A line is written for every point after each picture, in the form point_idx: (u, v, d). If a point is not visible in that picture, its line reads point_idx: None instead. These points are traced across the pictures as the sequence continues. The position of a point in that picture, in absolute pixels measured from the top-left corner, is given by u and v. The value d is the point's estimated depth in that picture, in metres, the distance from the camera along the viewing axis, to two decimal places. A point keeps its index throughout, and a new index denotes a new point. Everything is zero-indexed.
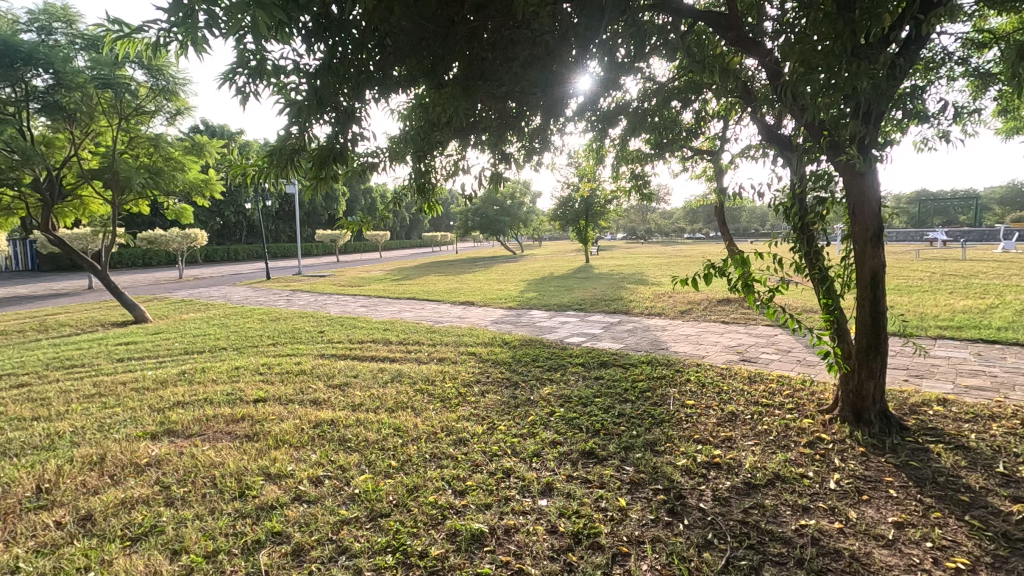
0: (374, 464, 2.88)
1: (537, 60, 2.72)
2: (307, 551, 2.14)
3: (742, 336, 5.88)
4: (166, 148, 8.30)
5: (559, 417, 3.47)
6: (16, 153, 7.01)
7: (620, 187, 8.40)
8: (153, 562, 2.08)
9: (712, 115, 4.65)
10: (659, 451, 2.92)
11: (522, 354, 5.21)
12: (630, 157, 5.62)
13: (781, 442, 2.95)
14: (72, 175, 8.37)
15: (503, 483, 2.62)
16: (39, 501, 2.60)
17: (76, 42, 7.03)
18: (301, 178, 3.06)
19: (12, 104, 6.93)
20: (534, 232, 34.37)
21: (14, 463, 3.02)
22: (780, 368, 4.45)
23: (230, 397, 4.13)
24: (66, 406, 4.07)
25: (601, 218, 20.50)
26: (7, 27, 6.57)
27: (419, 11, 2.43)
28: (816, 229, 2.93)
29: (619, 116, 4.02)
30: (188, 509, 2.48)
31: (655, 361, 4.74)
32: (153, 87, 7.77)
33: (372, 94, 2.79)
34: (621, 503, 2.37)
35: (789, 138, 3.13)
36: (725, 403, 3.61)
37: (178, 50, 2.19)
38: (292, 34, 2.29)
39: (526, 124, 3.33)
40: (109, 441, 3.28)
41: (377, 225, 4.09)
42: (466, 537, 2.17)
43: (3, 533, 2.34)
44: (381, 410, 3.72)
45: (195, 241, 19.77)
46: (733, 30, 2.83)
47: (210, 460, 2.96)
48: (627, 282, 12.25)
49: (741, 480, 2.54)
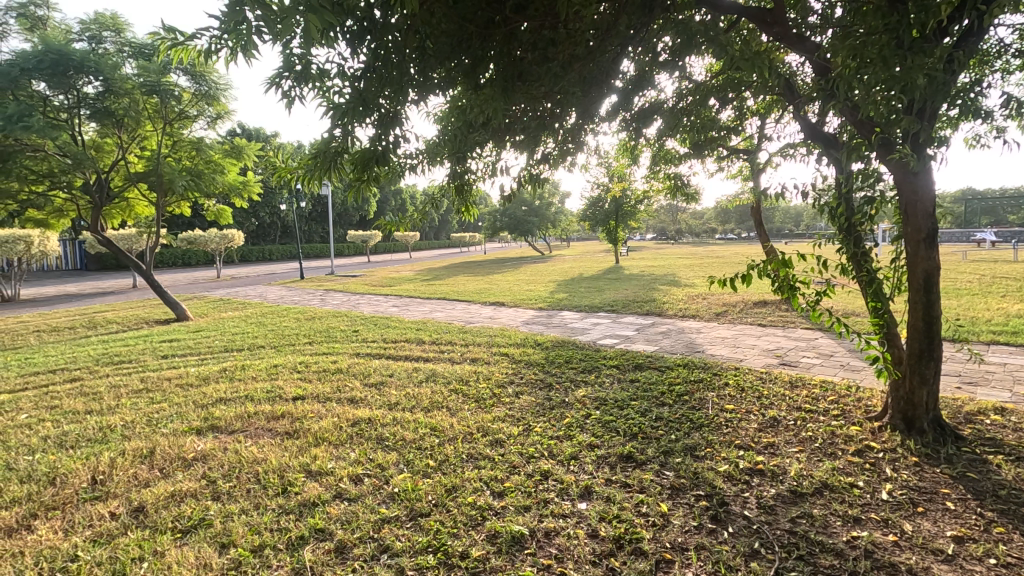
0: (413, 463, 2.90)
1: (576, 59, 2.73)
2: (349, 549, 2.16)
3: (780, 339, 5.73)
4: (208, 151, 8.56)
5: (595, 420, 3.44)
6: (68, 157, 7.32)
7: (653, 187, 8.32)
8: (203, 555, 2.13)
9: (751, 114, 4.56)
10: (699, 456, 2.86)
11: (555, 356, 5.18)
12: (664, 158, 5.55)
13: (827, 449, 2.86)
14: (120, 178, 8.71)
15: (542, 486, 2.61)
16: (94, 492, 2.70)
17: (125, 50, 7.33)
18: (342, 180, 3.12)
19: (65, 111, 7.26)
20: (563, 232, 34.26)
21: (70, 455, 3.15)
22: (822, 373, 4.34)
23: (270, 394, 4.23)
24: (116, 401, 4.23)
25: (633, 219, 20.29)
26: (61, 36, 6.88)
27: (459, 11, 2.42)
28: (865, 229, 2.83)
29: (655, 115, 3.99)
30: (234, 503, 2.54)
31: (691, 364, 4.66)
32: (196, 92, 8.02)
33: (412, 97, 2.83)
34: (663, 508, 2.33)
35: (835, 135, 3.02)
36: (767, 408, 3.52)
37: (228, 56, 2.25)
38: (337, 37, 2.34)
39: (562, 125, 3.32)
40: (157, 436, 3.40)
41: (414, 225, 4.14)
42: (506, 539, 2.17)
43: (62, 522, 2.44)
44: (417, 410, 3.75)
45: (233, 241, 20.36)
46: (779, 26, 2.70)
47: (253, 456, 3.03)
48: (659, 283, 12.09)
49: (787, 488, 2.47)
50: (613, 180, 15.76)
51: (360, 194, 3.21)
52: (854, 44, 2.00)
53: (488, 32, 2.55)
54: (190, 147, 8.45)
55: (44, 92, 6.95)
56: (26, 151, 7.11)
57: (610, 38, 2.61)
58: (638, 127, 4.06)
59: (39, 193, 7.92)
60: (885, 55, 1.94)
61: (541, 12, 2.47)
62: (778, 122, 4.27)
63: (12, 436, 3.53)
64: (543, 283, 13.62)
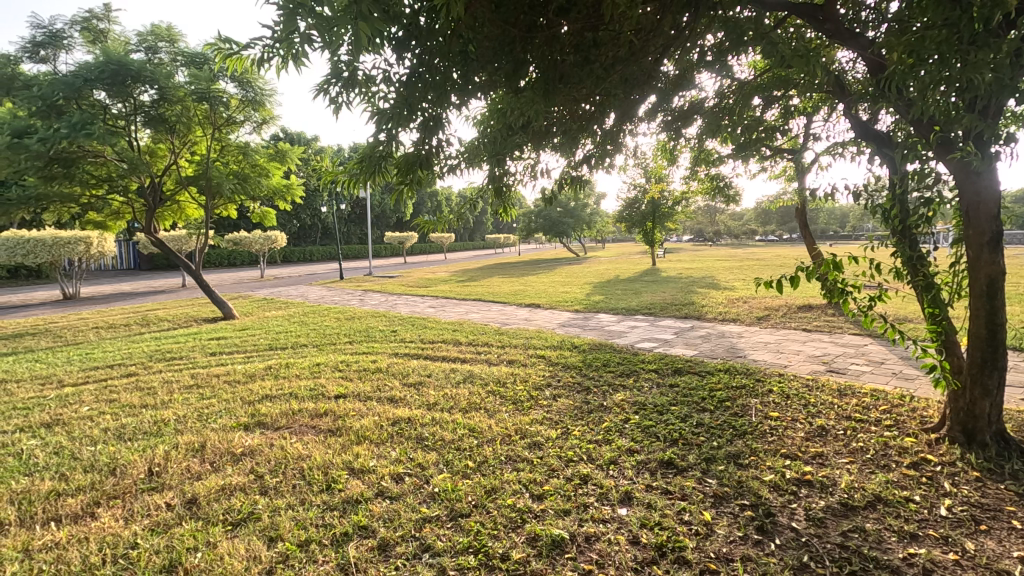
0: (452, 463, 2.93)
1: (619, 61, 2.71)
2: (392, 547, 2.20)
3: (827, 345, 5.54)
4: (254, 155, 8.86)
5: (635, 424, 3.40)
6: (125, 162, 7.69)
7: (693, 188, 8.18)
8: (253, 548, 2.20)
9: (797, 112, 4.43)
10: (743, 464, 2.79)
11: (593, 359, 5.15)
12: (704, 159, 5.43)
13: (881, 461, 2.75)
14: (172, 182, 9.09)
15: (581, 490, 2.59)
16: (151, 482, 2.83)
17: (178, 59, 7.69)
18: (386, 183, 3.21)
19: (123, 118, 7.64)
20: (599, 234, 34.00)
21: (129, 446, 3.31)
22: (873, 381, 4.17)
23: (313, 392, 4.34)
24: (169, 396, 4.41)
25: (671, 220, 19.96)
26: (121, 48, 7.28)
27: (502, 16, 2.40)
28: (922, 233, 2.69)
29: (695, 115, 3.92)
30: (281, 498, 2.62)
31: (733, 370, 4.55)
32: (243, 98, 8.28)
33: (454, 101, 2.86)
34: (706, 517, 2.29)
35: (889, 134, 2.88)
36: (814, 417, 3.40)
37: (279, 65, 2.34)
38: (382, 45, 2.40)
39: (601, 126, 3.31)
40: (208, 430, 3.53)
41: (452, 225, 4.19)
42: (546, 542, 2.16)
43: (122, 511, 2.56)
44: (456, 410, 3.79)
45: (276, 242, 20.98)
46: (831, 22, 2.54)
47: (299, 452, 3.12)
48: (698, 286, 11.85)
49: (837, 500, 2.38)
50: (651, 180, 15.47)
51: (402, 196, 3.28)
52: (910, 39, 1.92)
53: (531, 35, 2.53)
54: (238, 152, 8.79)
55: (104, 101, 7.36)
56: (88, 157, 7.52)
57: (653, 39, 2.57)
58: (678, 126, 4.01)
59: (98, 197, 8.35)
60: (942, 51, 1.85)
61: (584, 14, 2.44)
62: (826, 120, 4.13)
63: (76, 427, 3.73)
64: (578, 284, 13.54)
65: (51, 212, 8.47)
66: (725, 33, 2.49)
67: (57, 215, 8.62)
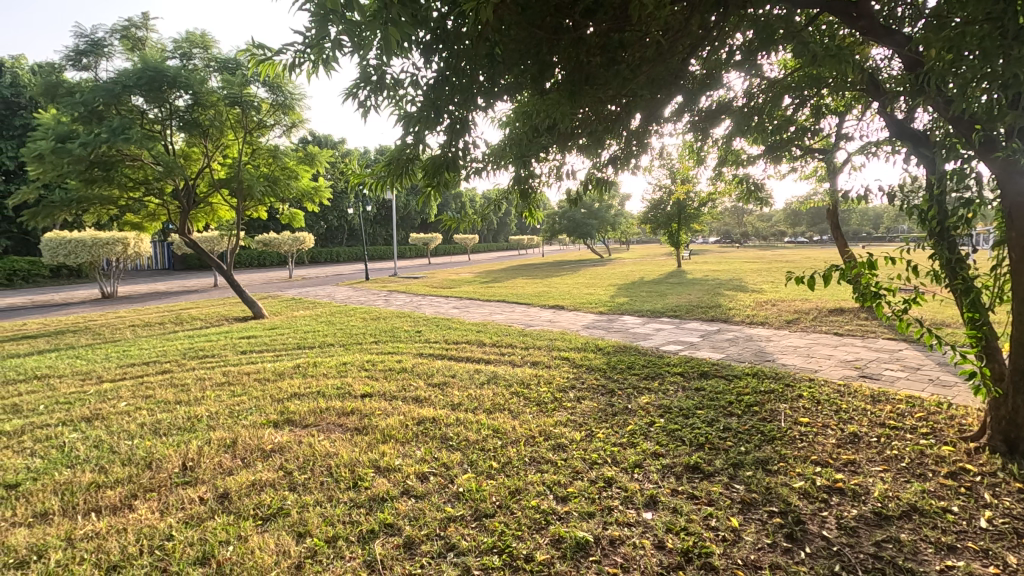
0: (476, 463, 2.95)
1: (645, 61, 2.68)
2: (417, 544, 2.23)
3: (859, 350, 5.41)
4: (283, 158, 9.04)
5: (660, 428, 3.37)
6: (161, 166, 7.93)
7: (720, 189, 8.07)
8: (283, 543, 2.25)
9: (829, 112, 4.34)
10: (772, 470, 2.74)
11: (617, 361, 5.12)
12: (733, 159, 5.35)
13: (916, 470, 2.67)
14: (205, 185, 9.33)
15: (606, 493, 2.58)
16: (185, 477, 2.91)
17: (211, 65, 7.91)
18: (413, 185, 3.25)
19: (159, 123, 7.89)
20: (624, 235, 33.78)
21: (164, 441, 3.42)
22: (908, 388, 4.05)
23: (340, 390, 4.42)
24: (202, 393, 4.54)
25: (697, 222, 19.73)
26: (158, 55, 7.53)
27: (529, 19, 2.39)
28: (961, 234, 2.60)
29: (723, 115, 3.87)
30: (310, 494, 2.67)
31: (761, 374, 4.46)
32: (273, 102, 8.46)
33: (480, 105, 2.88)
34: (733, 523, 2.25)
35: (926, 132, 2.79)
36: (845, 423, 3.32)
37: (310, 69, 2.40)
38: (410, 48, 2.44)
39: (626, 127, 3.30)
40: (239, 427, 3.62)
41: (480, 227, 4.22)
42: (570, 545, 2.16)
43: (158, 503, 2.65)
44: (480, 411, 3.81)
45: (303, 241, 21.40)
46: (866, 19, 2.44)
47: (326, 449, 3.17)
48: (725, 289, 11.67)
49: (870, 509, 2.32)
50: (678, 180, 15.24)
51: (429, 199, 3.32)
52: (948, 35, 1.86)
53: (557, 37, 2.53)
54: (268, 155, 8.98)
55: (141, 106, 7.61)
56: (126, 160, 7.79)
57: (681, 39, 2.54)
58: (705, 127, 3.97)
59: (136, 199, 8.63)
60: (984, 47, 1.78)
61: (610, 15, 2.43)
62: (860, 120, 4.02)
63: (114, 422, 3.86)
64: (603, 286, 13.46)
65: (92, 214, 8.79)
66: (754, 32, 2.46)
67: (97, 217, 8.95)
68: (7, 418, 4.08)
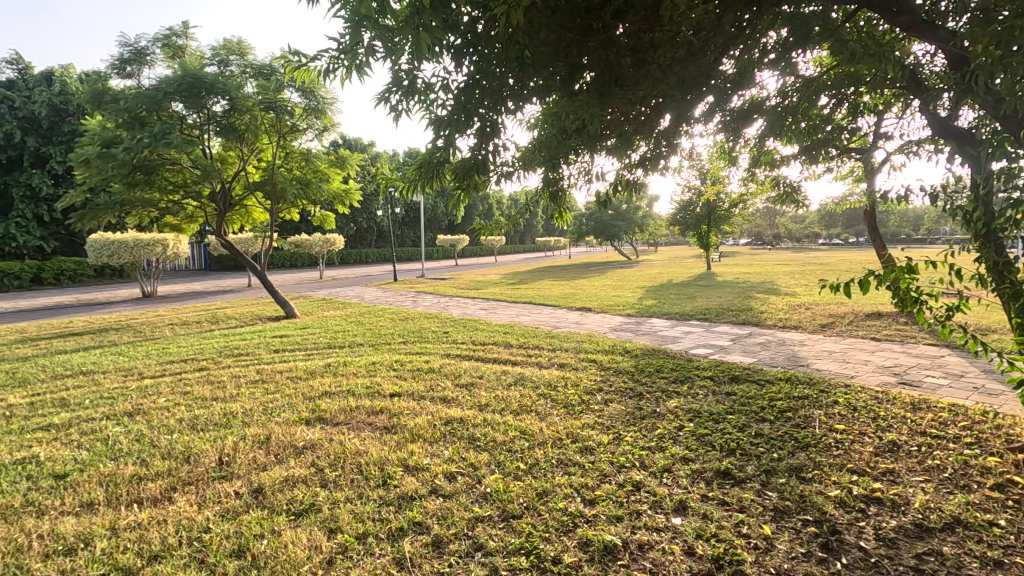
0: (503, 464, 2.96)
1: (676, 61, 2.65)
2: (446, 543, 2.25)
3: (898, 355, 5.23)
4: (315, 161, 9.23)
5: (689, 432, 3.32)
6: (199, 170, 8.19)
7: (752, 190, 7.91)
8: (315, 538, 2.30)
9: (868, 110, 4.21)
10: (806, 478, 2.67)
11: (645, 364, 5.07)
12: (765, 159, 5.24)
13: (960, 481, 2.57)
14: (240, 188, 9.58)
15: (634, 497, 2.55)
16: (221, 471, 3.00)
17: (247, 71, 8.13)
18: (443, 188, 3.29)
19: (197, 128, 8.15)
20: (652, 237, 33.42)
21: (201, 437, 3.53)
22: (951, 395, 3.90)
23: (369, 390, 4.49)
24: (237, 390, 4.67)
25: (727, 223, 19.39)
26: (197, 62, 7.78)
27: (559, 21, 2.39)
28: (1009, 236, 2.49)
29: (756, 114, 3.79)
30: (340, 491, 2.72)
31: (794, 379, 4.35)
32: (306, 107, 8.64)
33: (509, 108, 2.90)
34: (765, 530, 2.21)
35: (970, 131, 2.70)
36: (884, 431, 3.22)
37: (344, 75, 2.45)
38: (441, 53, 2.47)
39: (656, 127, 3.27)
40: (273, 424, 3.71)
41: (509, 229, 4.23)
42: (598, 548, 2.15)
43: (196, 497, 2.73)
44: (507, 412, 3.82)
45: (333, 243, 21.80)
46: (907, 14, 2.36)
47: (356, 447, 3.23)
48: (756, 292, 11.44)
49: (911, 520, 2.24)
50: (708, 180, 14.99)
51: (458, 202, 3.35)
52: (997, 30, 1.79)
53: (587, 39, 2.52)
54: (301, 159, 9.19)
55: (181, 112, 7.87)
56: (167, 164, 8.06)
57: (714, 38, 2.51)
58: (738, 127, 3.90)
59: (175, 202, 8.93)
60: None
61: (641, 15, 2.41)
62: (900, 118, 3.90)
63: (154, 417, 4.00)
64: (631, 289, 13.34)
65: (134, 217, 9.12)
66: (789, 30, 2.40)
67: (138, 219, 9.29)
68: (56, 411, 4.27)
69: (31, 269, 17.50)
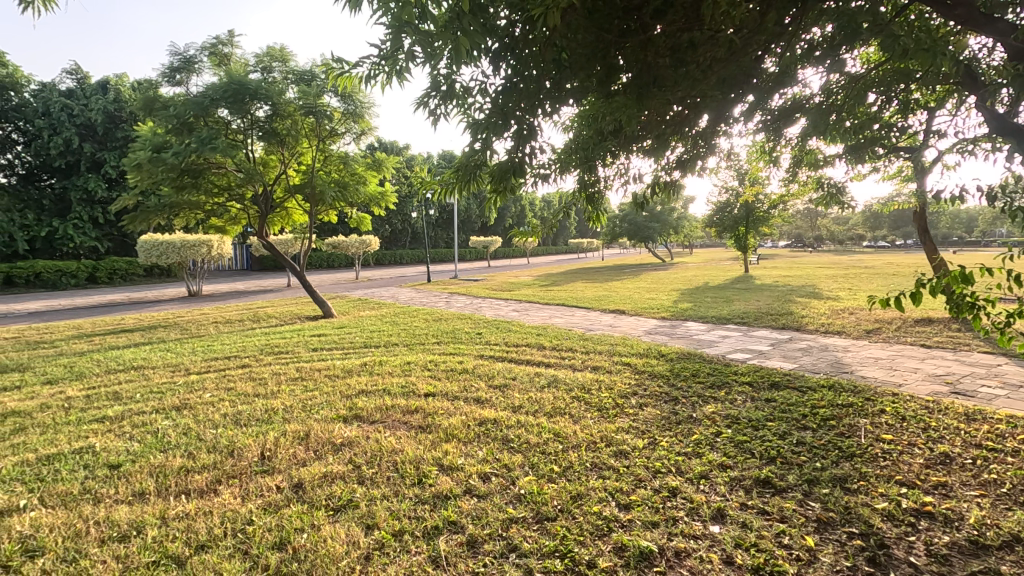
0: (537, 466, 2.96)
1: (717, 61, 2.61)
2: (480, 543, 2.26)
3: (950, 364, 5.00)
4: (353, 164, 9.43)
5: (727, 438, 3.25)
6: (243, 173, 8.47)
7: (793, 191, 7.69)
8: (353, 534, 2.35)
9: (919, 106, 4.05)
10: (851, 489, 2.59)
11: (681, 368, 4.98)
12: (808, 159, 5.09)
13: (1019, 497, 2.44)
14: (281, 190, 9.86)
15: (670, 503, 2.52)
16: (264, 465, 3.10)
17: (289, 77, 8.37)
18: (480, 191, 3.33)
19: (241, 133, 8.44)
20: (687, 239, 32.88)
21: (244, 431, 3.65)
22: (1008, 406, 3.71)
23: (404, 389, 4.55)
24: (278, 387, 4.81)
25: (766, 225, 18.90)
26: (242, 69, 8.06)
27: (598, 23, 2.38)
28: None
29: (798, 113, 3.70)
30: (377, 488, 2.77)
31: (838, 387, 4.21)
32: (344, 111, 8.84)
33: (546, 111, 2.91)
34: (808, 542, 2.14)
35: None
36: (935, 442, 3.08)
37: (385, 81, 2.51)
38: (479, 57, 2.50)
39: (693, 128, 3.23)
40: (312, 421, 3.80)
41: (545, 231, 4.24)
42: (634, 553, 2.12)
43: (239, 490, 2.83)
44: (540, 414, 3.82)
45: (369, 245, 22.19)
46: (964, 7, 2.20)
47: (392, 446, 3.28)
48: (797, 295, 11.10)
49: (965, 537, 2.14)
50: (747, 181, 14.65)
51: (494, 204, 3.38)
52: None
53: (625, 40, 2.49)
54: (339, 162, 9.40)
55: (226, 118, 8.16)
56: (212, 168, 8.37)
57: (757, 36, 2.46)
58: (779, 127, 3.81)
59: (220, 204, 9.26)
60: None
61: (680, 15, 2.37)
62: (954, 115, 3.74)
63: (200, 411, 4.16)
64: (666, 291, 13.15)
65: (182, 219, 9.50)
66: (836, 26, 2.33)
67: (186, 221, 9.67)
68: (110, 404, 4.48)
69: (86, 269, 18.45)
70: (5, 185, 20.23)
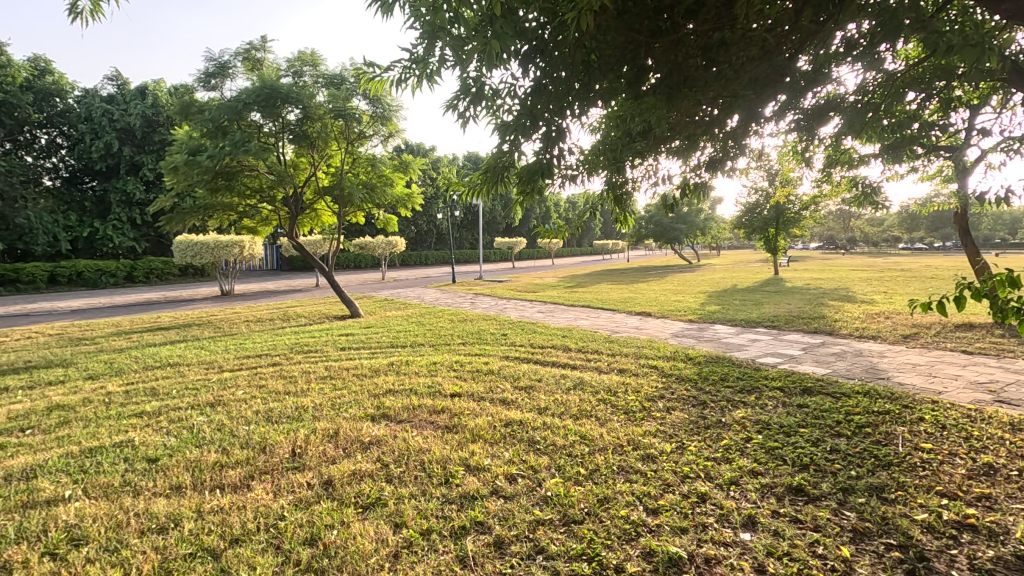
0: (564, 468, 2.95)
1: (749, 60, 2.57)
2: (507, 545, 2.26)
3: (994, 371, 4.80)
4: (380, 166, 9.55)
5: (758, 444, 3.19)
6: (274, 175, 8.67)
7: (826, 191, 7.50)
8: (381, 531, 2.37)
9: (960, 103, 3.91)
10: (888, 499, 2.51)
11: (710, 372, 4.91)
12: (842, 159, 4.96)
13: None
14: (311, 192, 10.05)
15: (699, 508, 2.48)
16: (294, 462, 3.16)
17: (320, 81, 8.52)
18: (508, 192, 3.34)
19: (273, 135, 8.63)
20: (715, 240, 32.36)
21: (275, 428, 3.72)
22: None
23: (431, 389, 4.58)
24: (307, 385, 4.89)
25: (798, 226, 18.48)
26: (274, 73, 8.25)
27: (628, 23, 2.37)
28: None
29: (832, 113, 3.61)
30: (404, 487, 2.79)
31: (874, 393, 4.08)
32: (373, 114, 8.97)
33: (574, 113, 2.90)
34: (844, 552, 2.09)
35: None
36: (978, 452, 2.97)
37: (415, 85, 2.53)
38: (509, 60, 2.50)
39: (722, 129, 3.19)
40: (341, 419, 3.86)
41: (571, 233, 4.23)
42: (663, 559, 2.10)
43: (271, 486, 2.89)
44: (566, 416, 3.81)
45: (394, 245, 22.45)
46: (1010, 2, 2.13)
47: (419, 445, 3.31)
48: (830, 299, 10.82)
49: (1011, 551, 2.06)
50: (777, 182, 14.36)
51: (521, 206, 3.39)
52: None
53: (655, 40, 2.48)
54: (366, 164, 9.54)
55: (259, 121, 8.36)
56: (245, 171, 8.58)
57: (790, 34, 2.42)
58: (812, 127, 3.72)
59: (252, 206, 9.49)
60: None
61: (712, 14, 2.35)
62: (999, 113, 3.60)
63: (233, 408, 4.27)
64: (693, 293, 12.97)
65: (216, 221, 9.77)
66: (875, 23, 2.28)
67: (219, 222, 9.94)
68: (147, 399, 4.63)
69: (125, 269, 19.09)
70: (51, 188, 21.10)
